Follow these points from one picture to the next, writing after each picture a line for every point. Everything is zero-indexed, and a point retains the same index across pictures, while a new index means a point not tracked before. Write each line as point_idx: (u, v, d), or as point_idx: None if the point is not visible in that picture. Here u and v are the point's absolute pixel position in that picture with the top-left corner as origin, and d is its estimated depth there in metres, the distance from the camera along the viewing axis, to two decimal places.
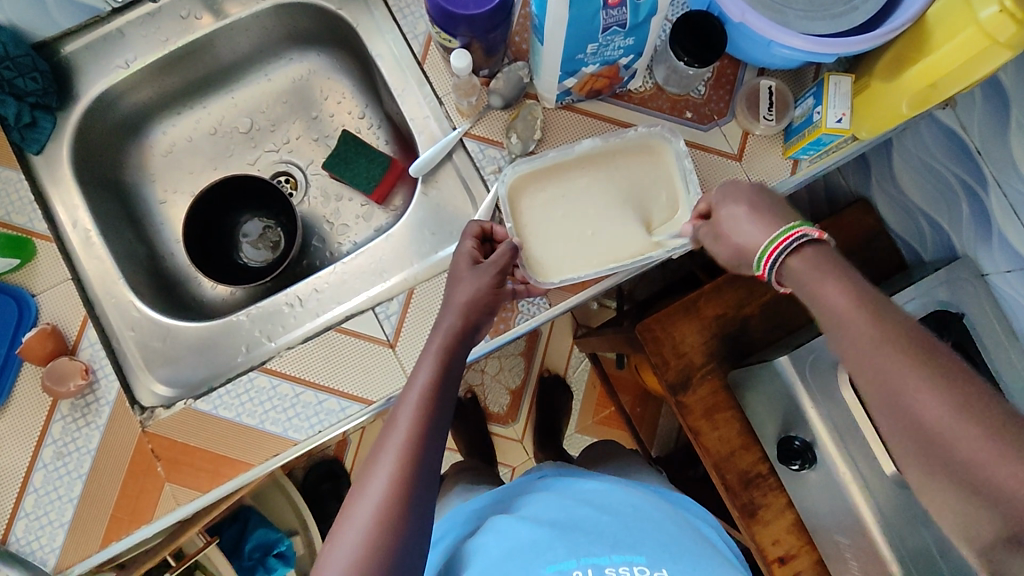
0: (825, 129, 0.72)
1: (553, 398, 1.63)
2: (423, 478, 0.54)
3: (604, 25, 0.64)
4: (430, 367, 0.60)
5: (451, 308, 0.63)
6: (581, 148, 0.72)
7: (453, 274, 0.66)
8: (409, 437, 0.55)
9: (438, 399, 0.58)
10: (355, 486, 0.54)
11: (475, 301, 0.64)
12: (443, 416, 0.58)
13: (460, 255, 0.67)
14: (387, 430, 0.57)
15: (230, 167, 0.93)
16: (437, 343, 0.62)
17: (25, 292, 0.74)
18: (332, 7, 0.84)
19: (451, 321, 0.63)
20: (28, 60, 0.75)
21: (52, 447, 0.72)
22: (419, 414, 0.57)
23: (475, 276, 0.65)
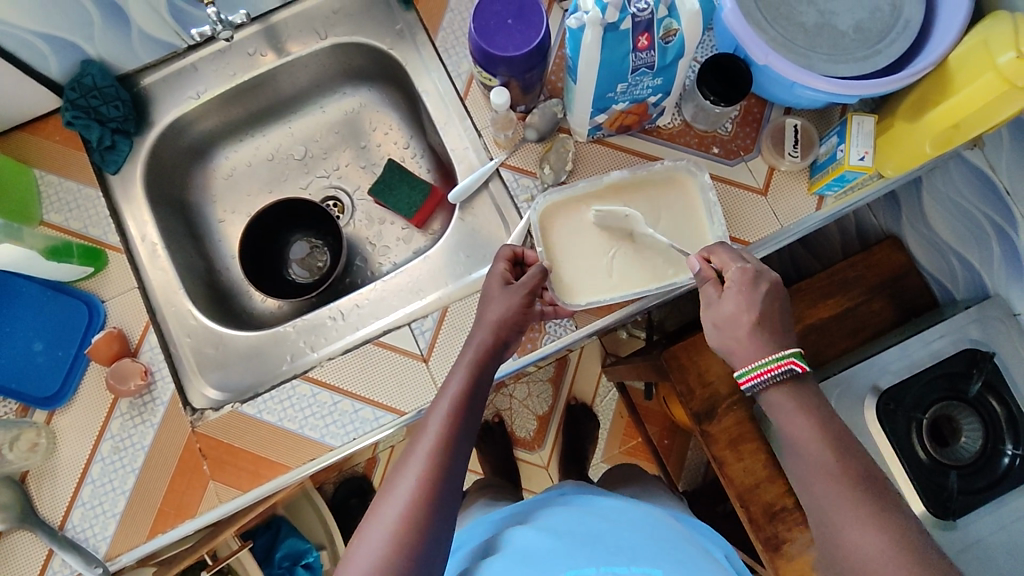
0: (848, 167, 0.74)
1: (580, 425, 1.65)
2: (449, 481, 0.57)
3: (633, 66, 0.69)
4: (461, 377, 0.64)
5: (483, 324, 0.68)
6: (609, 180, 0.76)
7: (486, 293, 0.70)
8: (439, 441, 0.59)
9: (469, 407, 0.62)
10: (385, 487, 0.58)
11: (505, 318, 0.68)
12: (472, 423, 0.62)
13: (492, 275, 0.71)
14: (418, 435, 0.60)
15: (284, 191, 1.01)
16: (469, 355, 0.66)
17: (96, 298, 0.82)
18: (384, 47, 0.91)
19: (481, 336, 0.67)
20: (113, 90, 0.85)
21: (110, 442, 0.78)
22: (450, 420, 0.60)
23: (506, 296, 0.69)
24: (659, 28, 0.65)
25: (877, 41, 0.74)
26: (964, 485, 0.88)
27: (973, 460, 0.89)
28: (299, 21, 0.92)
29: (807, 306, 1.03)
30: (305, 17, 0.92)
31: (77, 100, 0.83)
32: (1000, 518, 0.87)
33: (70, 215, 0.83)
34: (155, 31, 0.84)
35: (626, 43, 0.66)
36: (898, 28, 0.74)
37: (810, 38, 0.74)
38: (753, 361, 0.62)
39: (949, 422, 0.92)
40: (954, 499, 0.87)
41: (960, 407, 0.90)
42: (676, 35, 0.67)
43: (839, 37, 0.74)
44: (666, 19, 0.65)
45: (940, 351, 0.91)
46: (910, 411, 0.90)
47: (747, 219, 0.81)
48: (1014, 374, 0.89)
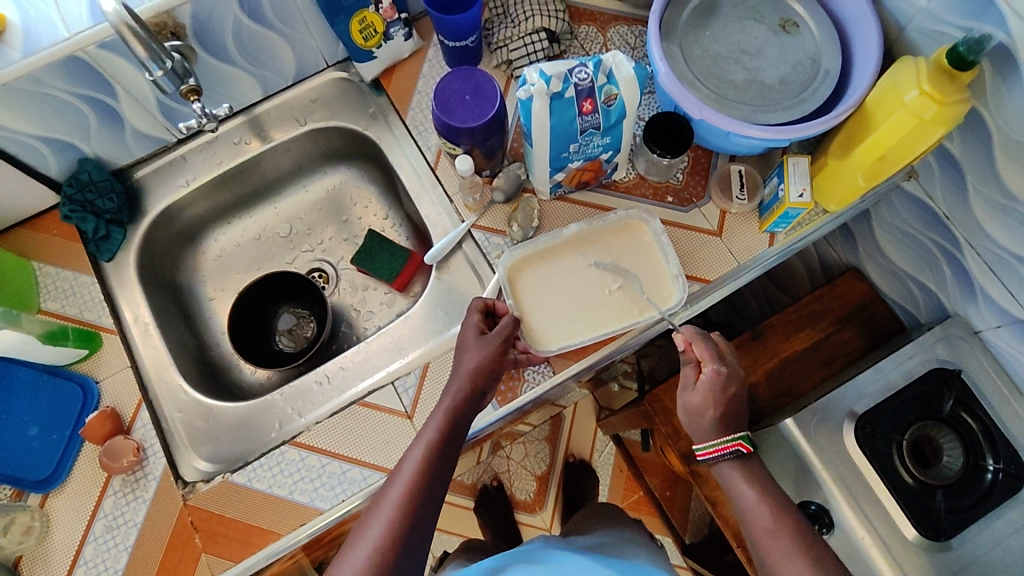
0: (789, 204, 0.80)
1: (579, 480, 1.64)
2: (415, 530, 0.61)
3: (581, 128, 0.76)
4: (436, 428, 0.67)
5: (461, 373, 0.71)
6: (568, 232, 0.81)
7: (462, 342, 0.74)
8: (409, 486, 0.63)
9: (442, 455, 0.66)
10: (355, 531, 0.62)
11: (482, 367, 0.71)
12: (444, 470, 0.65)
13: (466, 326, 0.75)
14: (391, 481, 0.64)
15: (271, 266, 1.06)
16: (443, 407, 0.69)
17: (91, 380, 0.85)
18: (359, 128, 0.99)
19: (457, 386, 0.70)
20: (108, 184, 0.91)
21: (103, 521, 0.80)
22: (422, 466, 0.64)
23: (481, 345, 0.72)
24: (600, 94, 0.73)
25: (800, 91, 0.82)
26: (951, 504, 0.89)
27: (957, 478, 0.90)
28: (280, 111, 1.00)
29: (779, 340, 1.08)
30: (286, 107, 1.00)
31: (73, 195, 0.88)
32: (997, 533, 0.87)
33: (67, 301, 0.88)
34: (147, 127, 0.91)
35: (572, 108, 0.73)
36: (819, 78, 0.82)
37: (740, 93, 0.82)
38: (713, 440, 0.78)
39: (930, 443, 0.94)
40: (942, 519, 0.88)
41: (937, 426, 0.92)
42: (616, 98, 0.74)
43: (766, 90, 0.82)
44: (606, 86, 0.73)
45: (908, 372, 0.95)
46: (888, 433, 0.93)
47: (705, 259, 0.87)
48: (982, 390, 0.93)
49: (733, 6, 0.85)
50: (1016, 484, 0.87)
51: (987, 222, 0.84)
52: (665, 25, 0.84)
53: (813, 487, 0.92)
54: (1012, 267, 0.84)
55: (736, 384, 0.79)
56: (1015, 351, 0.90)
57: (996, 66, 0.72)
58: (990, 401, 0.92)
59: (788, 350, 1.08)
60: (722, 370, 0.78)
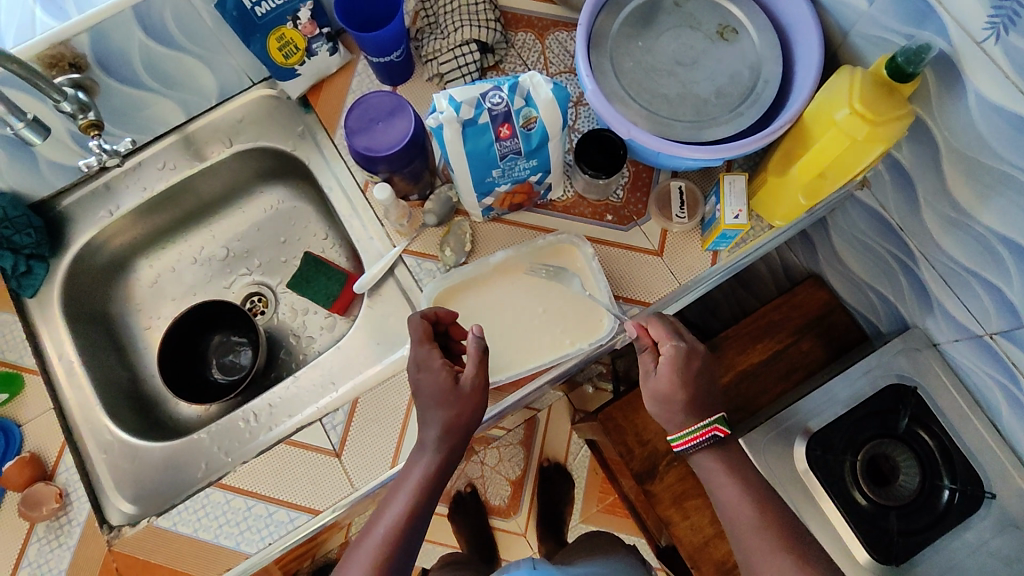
0: (725, 226, 0.75)
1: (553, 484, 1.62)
2: None
3: (501, 154, 0.72)
4: (418, 476, 0.66)
5: (435, 422, 0.66)
6: (494, 261, 0.78)
7: (432, 392, 0.66)
8: (386, 539, 0.63)
9: (423, 506, 0.65)
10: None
11: (457, 421, 0.66)
12: (424, 520, 0.65)
13: (431, 373, 0.67)
14: (370, 528, 0.65)
15: (208, 291, 1.02)
16: (422, 465, 0.67)
17: (12, 423, 0.85)
18: (288, 148, 0.94)
19: (437, 443, 0.67)
20: (24, 219, 0.86)
21: (27, 569, 0.79)
22: (403, 517, 0.64)
23: (456, 398, 0.66)
24: (518, 118, 0.69)
25: (738, 104, 0.77)
26: (903, 526, 0.86)
27: (913, 498, 0.87)
28: (207, 133, 0.96)
29: (736, 353, 1.05)
30: (213, 128, 0.96)
31: None
32: (954, 553, 0.84)
33: None
34: (62, 157, 0.87)
35: (488, 133, 0.69)
36: (758, 91, 0.77)
37: (673, 108, 0.77)
38: (694, 425, 0.70)
39: (887, 460, 0.90)
40: (895, 543, 0.86)
41: (893, 444, 0.89)
42: (536, 121, 0.70)
43: (701, 104, 0.77)
44: (524, 108, 0.69)
45: (862, 389, 0.91)
46: (842, 452, 0.90)
47: (645, 281, 0.83)
48: (940, 406, 0.89)
49: (669, 13, 0.80)
50: (973, 505, 0.85)
51: (939, 236, 0.80)
52: (596, 36, 0.79)
53: None
54: (966, 282, 0.80)
55: (702, 359, 0.71)
56: (976, 367, 0.84)
57: (939, 76, 0.67)
58: (948, 417, 0.88)
59: (745, 363, 1.04)
60: (681, 345, 0.70)
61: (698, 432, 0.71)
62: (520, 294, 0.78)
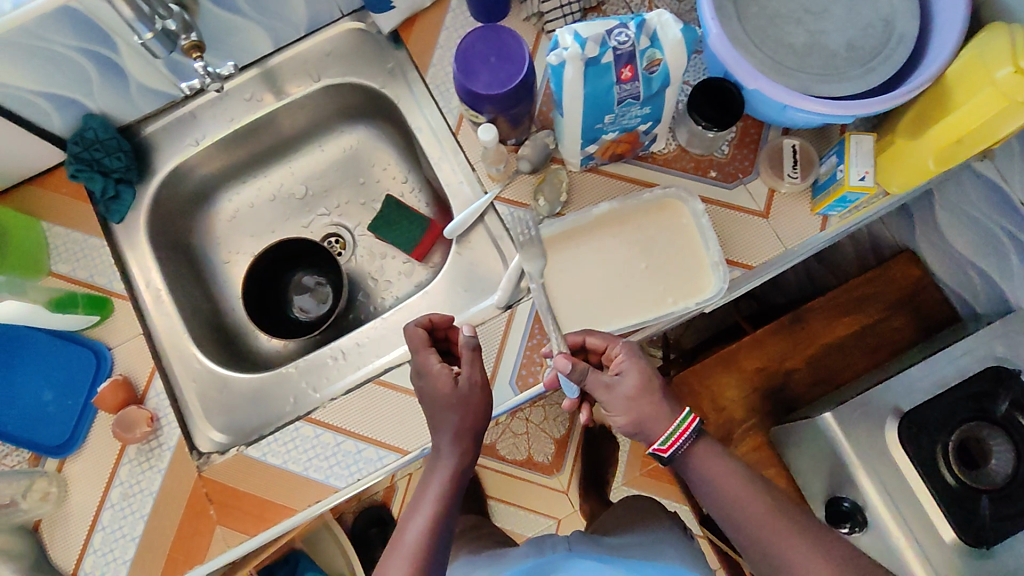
0: (848, 187, 0.71)
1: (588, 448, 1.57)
2: None
3: (619, 97, 0.68)
4: (438, 484, 0.66)
5: (445, 429, 0.68)
6: (597, 212, 0.75)
7: (435, 397, 0.69)
8: (416, 548, 0.62)
9: (446, 512, 0.65)
10: None
11: (466, 423, 0.69)
12: (448, 525, 0.65)
13: (432, 376, 0.70)
14: (394, 543, 0.64)
15: (286, 229, 1.01)
16: (442, 472, 0.67)
17: (103, 346, 0.83)
18: (377, 85, 0.91)
19: (452, 449, 0.68)
20: (115, 143, 0.86)
21: (119, 488, 0.80)
22: (428, 525, 0.64)
23: (459, 398, 0.69)
24: (642, 59, 0.65)
25: (870, 59, 0.72)
26: (996, 511, 0.81)
27: (1008, 483, 0.81)
28: (292, 66, 0.93)
29: (821, 325, 1.02)
30: (299, 60, 0.93)
31: (80, 154, 0.85)
32: None
33: (77, 265, 0.85)
34: (152, 82, 0.85)
35: (608, 75, 0.65)
36: (892, 45, 0.72)
37: (800, 59, 0.72)
38: (670, 426, 0.65)
39: (979, 443, 0.84)
40: (986, 527, 0.81)
41: (989, 427, 0.83)
42: (660, 64, 0.66)
43: (830, 56, 0.72)
44: (649, 49, 0.64)
45: (960, 370, 0.87)
46: (928, 432, 0.85)
47: (749, 243, 0.80)
48: None
49: None
50: None
51: None
52: None
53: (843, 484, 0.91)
54: None
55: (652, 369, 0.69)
56: None
57: None
58: None
59: (828, 336, 1.02)
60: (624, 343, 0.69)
61: (674, 436, 0.65)
62: (623, 248, 0.75)
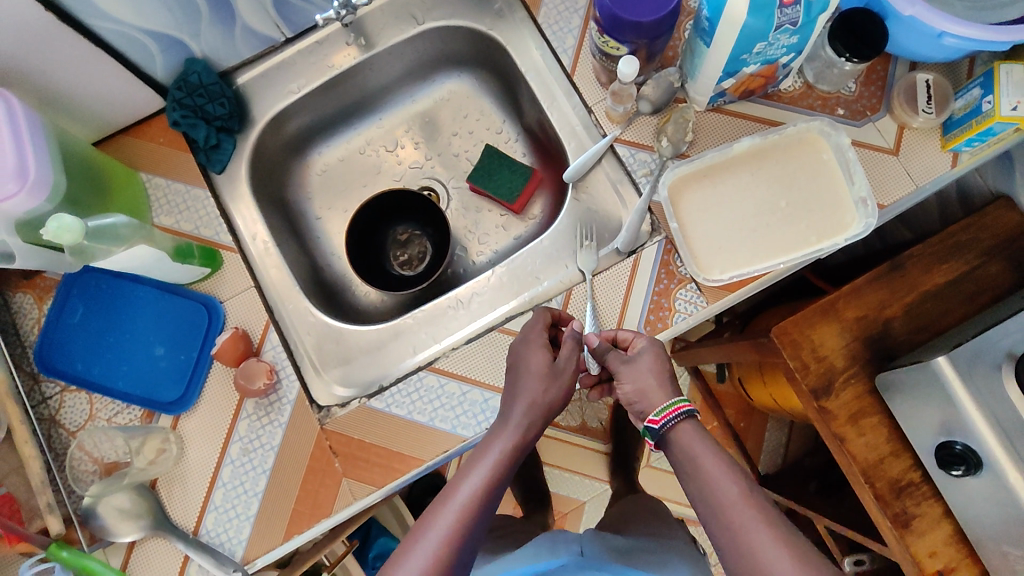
0: (999, 118, 0.71)
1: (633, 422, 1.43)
2: (461, 555, 0.57)
3: (777, 24, 0.65)
4: (502, 447, 0.63)
5: (521, 400, 0.66)
6: (738, 147, 0.74)
7: (528, 371, 0.68)
8: (464, 508, 0.58)
9: (501, 479, 0.61)
10: (400, 546, 0.58)
11: (553, 406, 0.67)
12: (497, 496, 0.61)
13: (533, 355, 0.70)
14: (440, 501, 0.59)
15: (378, 183, 0.99)
16: (505, 437, 0.64)
17: (215, 299, 0.80)
18: (484, 28, 0.88)
19: (521, 418, 0.65)
20: (218, 88, 0.83)
21: (238, 444, 0.77)
22: (479, 488, 0.59)
23: (543, 379, 0.67)
24: None
25: None
26: None
27: None
28: (391, 10, 0.89)
29: (920, 273, 0.99)
30: (400, 3, 0.89)
31: (183, 99, 0.81)
32: None
33: (181, 217, 0.82)
34: (257, 24, 0.82)
35: None
36: None
37: None
38: (663, 401, 0.65)
39: None
40: None
41: None
42: None
43: None
44: None
45: None
46: None
47: (882, 181, 0.78)
48: None
49: None
50: None
51: None
52: None
53: (955, 427, 0.85)
54: None
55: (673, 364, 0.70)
56: None
57: None
58: None
59: (929, 284, 0.99)
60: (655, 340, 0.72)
61: (667, 410, 0.64)
62: (763, 185, 0.74)
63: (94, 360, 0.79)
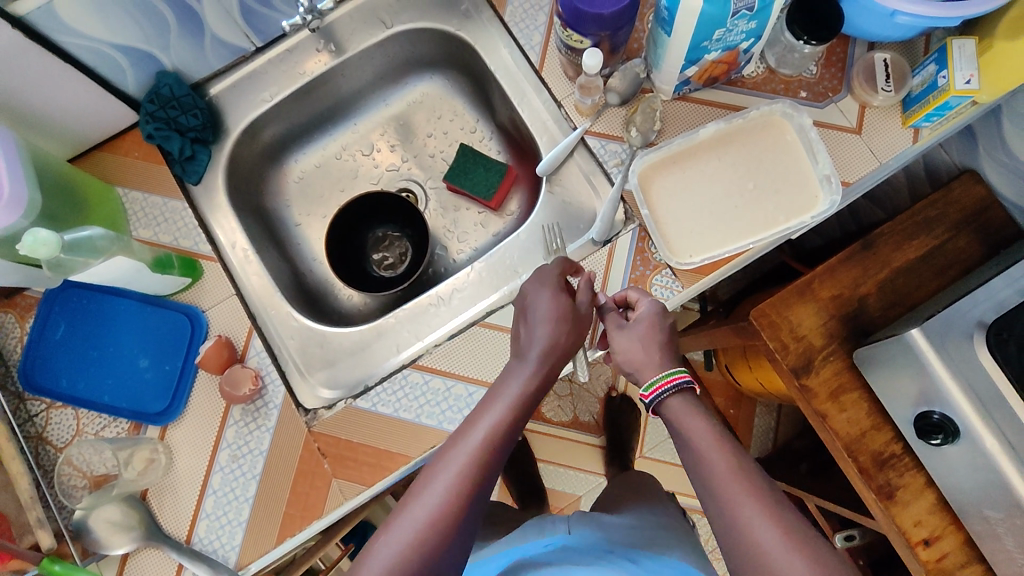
0: (954, 92, 0.73)
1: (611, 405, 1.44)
2: (482, 488, 0.58)
3: (734, 10, 0.67)
4: (521, 386, 0.64)
5: (538, 339, 0.67)
6: (704, 133, 0.75)
7: (546, 311, 0.69)
8: (485, 441, 0.60)
9: (521, 415, 0.63)
10: (419, 480, 0.59)
11: (568, 345, 0.68)
12: (516, 434, 0.62)
13: (549, 295, 0.70)
14: (460, 436, 0.61)
15: (356, 187, 1.00)
16: (524, 375, 0.65)
17: (197, 309, 0.81)
18: (452, 29, 0.90)
19: (538, 355, 0.66)
20: (190, 100, 0.83)
21: (227, 450, 0.78)
22: (499, 425, 0.61)
23: (557, 320, 0.68)
24: None
25: None
26: None
27: None
28: (360, 14, 0.90)
29: (890, 250, 1.01)
30: (368, 9, 0.90)
31: (156, 112, 0.82)
32: None
33: (159, 228, 0.82)
34: (226, 34, 0.82)
35: None
36: None
37: None
38: (654, 375, 0.66)
39: None
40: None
41: None
42: None
43: None
44: None
45: None
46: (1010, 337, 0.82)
47: (846, 160, 0.80)
48: None
49: None
50: None
51: None
52: None
53: (933, 396, 0.86)
54: None
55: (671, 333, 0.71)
56: None
57: None
58: None
59: (901, 260, 1.01)
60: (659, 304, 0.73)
61: (656, 384, 0.66)
62: (731, 169, 0.75)
63: (79, 375, 0.79)
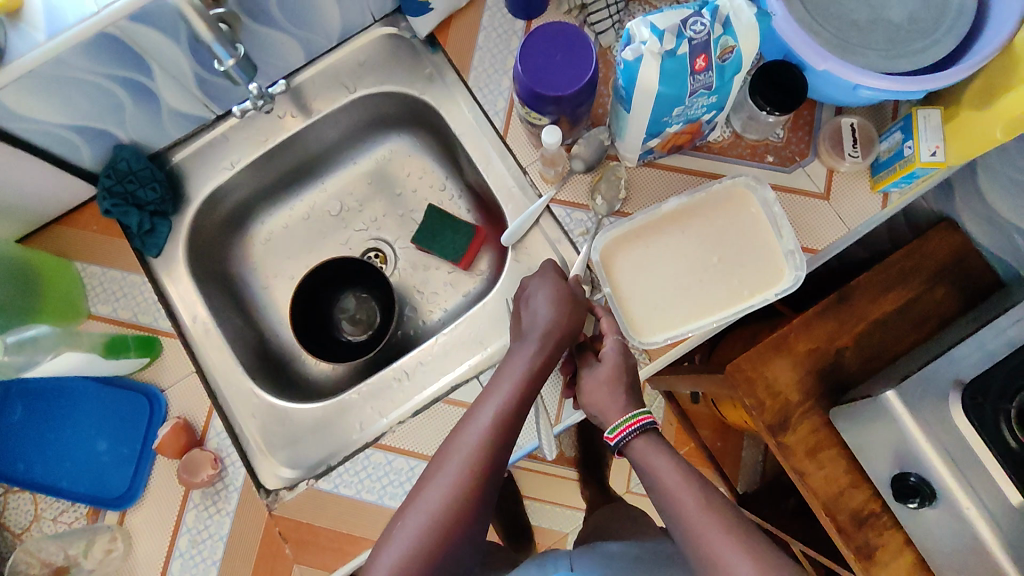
0: (920, 163, 0.72)
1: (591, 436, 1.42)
2: (487, 476, 0.60)
3: (691, 89, 0.66)
4: (523, 367, 0.64)
5: (538, 325, 0.67)
6: (666, 208, 0.74)
7: (547, 294, 0.69)
8: (487, 431, 0.61)
9: (524, 398, 0.63)
10: (427, 471, 0.62)
11: (570, 328, 0.67)
12: (519, 420, 0.63)
13: (549, 281, 0.71)
14: (464, 425, 0.62)
15: (323, 248, 0.99)
16: (527, 355, 0.65)
17: (155, 388, 0.79)
18: (416, 92, 0.88)
19: (538, 336, 0.66)
20: (148, 173, 0.82)
21: (187, 535, 0.76)
22: (500, 414, 0.62)
23: (558, 305, 0.68)
24: (716, 48, 0.62)
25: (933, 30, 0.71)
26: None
27: None
28: (323, 79, 0.89)
29: (869, 301, 0.98)
30: (331, 73, 0.89)
31: (114, 187, 0.81)
32: None
33: (118, 304, 0.81)
34: (184, 105, 0.81)
35: (683, 66, 0.63)
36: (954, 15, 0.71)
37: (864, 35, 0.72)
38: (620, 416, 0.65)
39: None
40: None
41: None
42: (733, 51, 0.63)
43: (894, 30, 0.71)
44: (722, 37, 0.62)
45: None
46: (989, 399, 0.78)
47: (813, 226, 0.78)
48: None
49: None
50: None
51: None
52: None
53: (911, 460, 0.84)
54: None
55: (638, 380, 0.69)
56: None
57: None
58: None
59: (878, 313, 0.98)
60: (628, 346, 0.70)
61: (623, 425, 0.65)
62: (695, 244, 0.74)
63: (37, 459, 0.78)
